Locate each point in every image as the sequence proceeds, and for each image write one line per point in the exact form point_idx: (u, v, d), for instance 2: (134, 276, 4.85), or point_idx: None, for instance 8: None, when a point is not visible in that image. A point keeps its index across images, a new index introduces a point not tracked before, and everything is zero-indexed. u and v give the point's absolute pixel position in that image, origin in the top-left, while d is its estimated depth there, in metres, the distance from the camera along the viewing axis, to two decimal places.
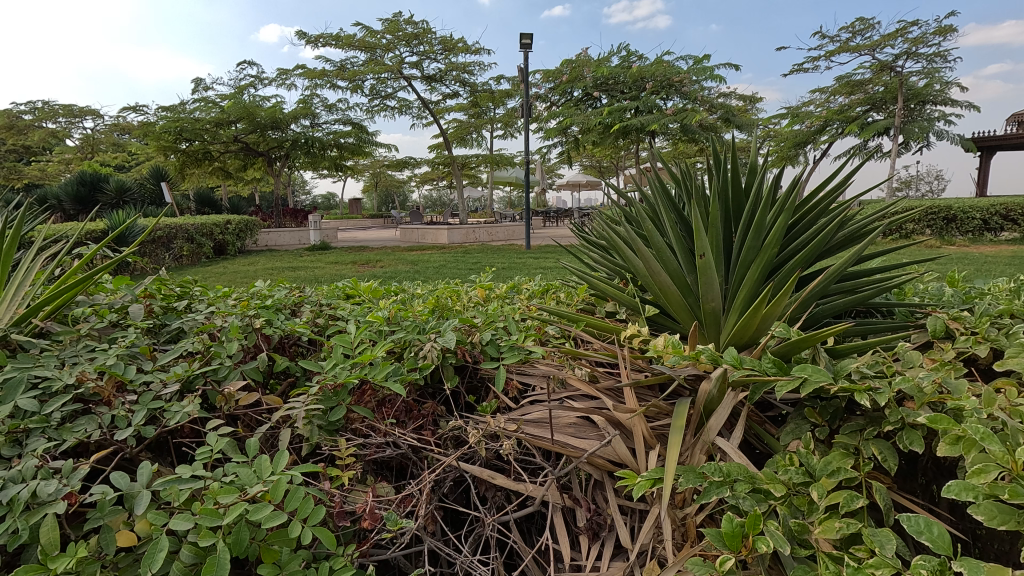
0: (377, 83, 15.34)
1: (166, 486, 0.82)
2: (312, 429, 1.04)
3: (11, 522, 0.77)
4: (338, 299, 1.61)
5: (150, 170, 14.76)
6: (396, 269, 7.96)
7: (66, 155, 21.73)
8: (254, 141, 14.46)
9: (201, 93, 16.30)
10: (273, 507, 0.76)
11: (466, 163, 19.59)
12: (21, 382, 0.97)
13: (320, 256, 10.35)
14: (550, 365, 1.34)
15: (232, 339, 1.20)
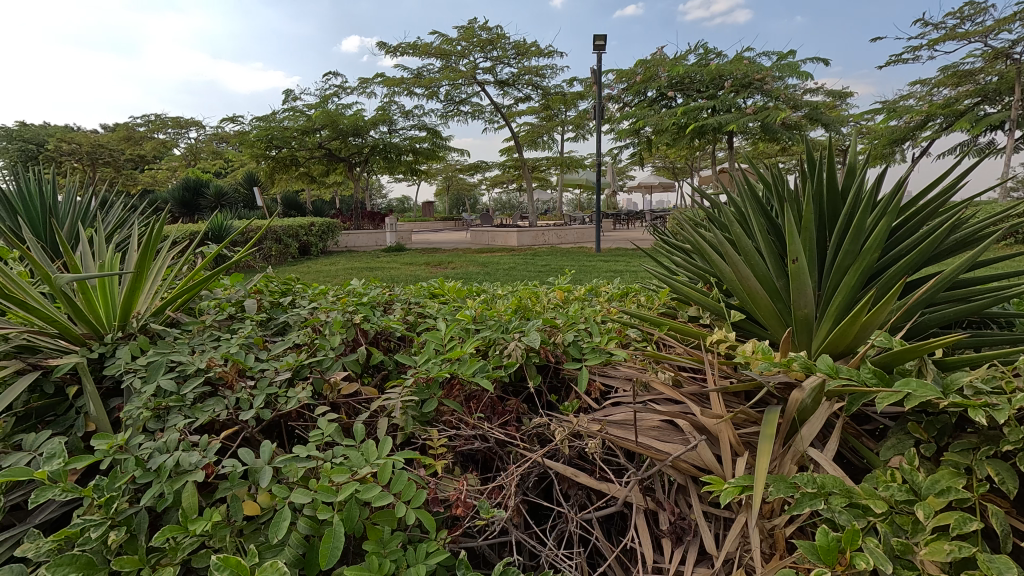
0: (452, 89, 15.75)
1: (285, 463, 0.91)
2: (407, 419, 1.10)
3: (159, 485, 0.89)
4: (426, 298, 1.69)
5: (245, 176, 15.97)
6: (469, 270, 8.18)
7: (173, 163, 23.92)
8: (336, 147, 15.27)
9: (291, 102, 17.44)
10: (380, 487, 0.82)
11: (536, 166, 19.70)
12: (162, 364, 1.11)
13: (396, 257, 10.81)
14: (632, 368, 1.34)
15: (335, 333, 1.30)
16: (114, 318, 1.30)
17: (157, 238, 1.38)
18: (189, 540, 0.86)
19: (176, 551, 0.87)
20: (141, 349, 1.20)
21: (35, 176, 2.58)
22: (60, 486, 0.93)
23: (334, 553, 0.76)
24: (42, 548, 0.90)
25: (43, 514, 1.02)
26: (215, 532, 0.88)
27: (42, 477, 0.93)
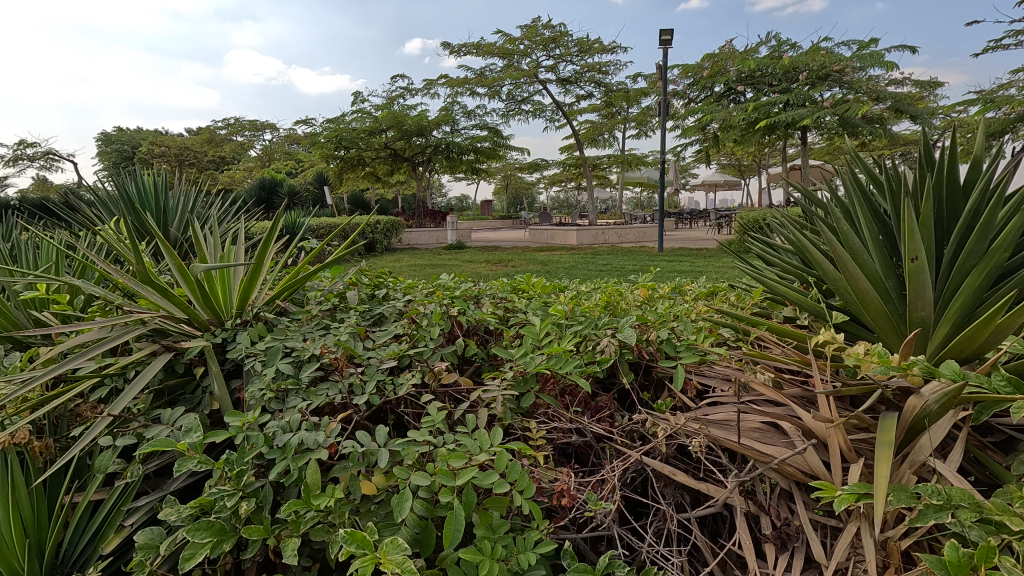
0: (514, 88, 15.82)
1: (402, 446, 0.96)
2: (506, 410, 1.13)
3: (286, 461, 0.96)
4: (512, 293, 1.73)
5: (316, 176, 16.72)
6: (531, 269, 8.22)
7: (250, 164, 25.35)
8: (401, 147, 15.70)
9: (359, 104, 18.10)
10: (497, 473, 0.86)
11: (597, 164, 19.47)
12: (280, 350, 1.19)
13: (457, 255, 11.03)
14: (729, 367, 1.32)
15: (433, 324, 1.35)
16: (233, 306, 1.40)
17: (273, 232, 1.48)
18: (313, 514, 0.92)
19: (299, 525, 0.93)
20: (258, 335, 1.28)
21: (154, 178, 2.85)
22: (196, 458, 1.01)
23: (456, 534, 0.80)
24: (183, 513, 0.98)
25: (177, 482, 1.12)
26: (335, 509, 0.93)
27: (183, 448, 1.02)
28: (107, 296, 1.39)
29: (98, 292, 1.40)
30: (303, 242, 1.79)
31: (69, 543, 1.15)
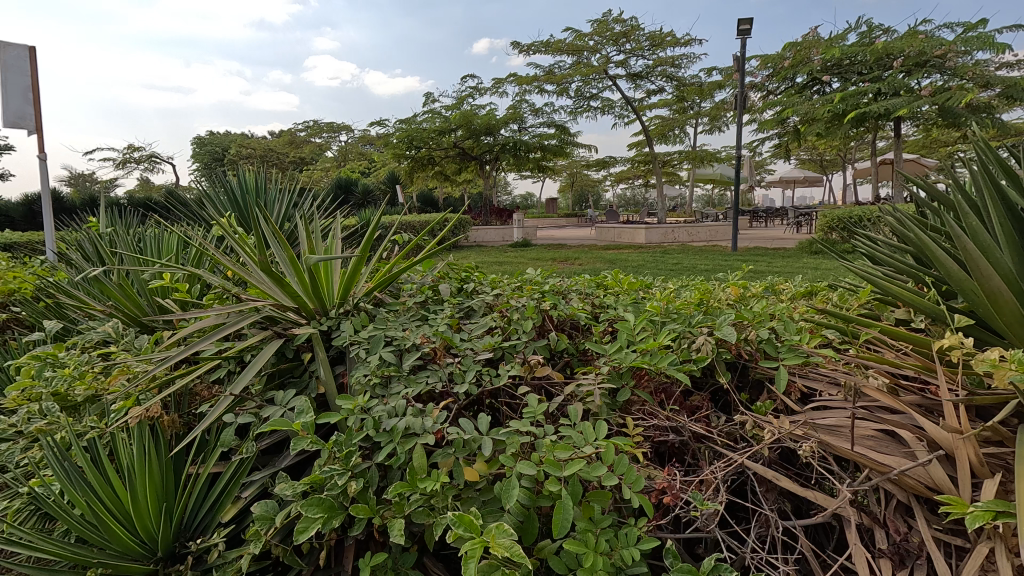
0: (583, 85, 15.66)
1: (505, 436, 1.00)
2: (603, 405, 1.12)
3: (395, 444, 1.00)
4: (597, 289, 1.74)
5: (388, 175, 17.29)
6: (598, 267, 8.12)
7: (327, 164, 26.57)
8: (469, 146, 15.94)
9: (429, 105, 18.54)
10: (604, 467, 0.90)
11: (667, 161, 18.94)
12: (381, 339, 1.24)
13: (523, 252, 11.09)
14: (835, 370, 1.25)
15: (526, 318, 1.37)
16: (335, 297, 1.47)
17: (374, 227, 1.55)
18: (418, 497, 0.94)
19: (404, 506, 0.96)
20: (360, 324, 1.34)
21: (255, 174, 3.05)
22: (308, 438, 1.06)
23: (565, 523, 0.84)
24: (296, 488, 1.01)
25: (288, 459, 1.19)
26: (440, 492, 0.95)
27: (297, 427, 1.07)
28: (224, 286, 1.50)
29: (215, 281, 1.52)
30: (397, 236, 1.87)
31: (190, 512, 1.23)
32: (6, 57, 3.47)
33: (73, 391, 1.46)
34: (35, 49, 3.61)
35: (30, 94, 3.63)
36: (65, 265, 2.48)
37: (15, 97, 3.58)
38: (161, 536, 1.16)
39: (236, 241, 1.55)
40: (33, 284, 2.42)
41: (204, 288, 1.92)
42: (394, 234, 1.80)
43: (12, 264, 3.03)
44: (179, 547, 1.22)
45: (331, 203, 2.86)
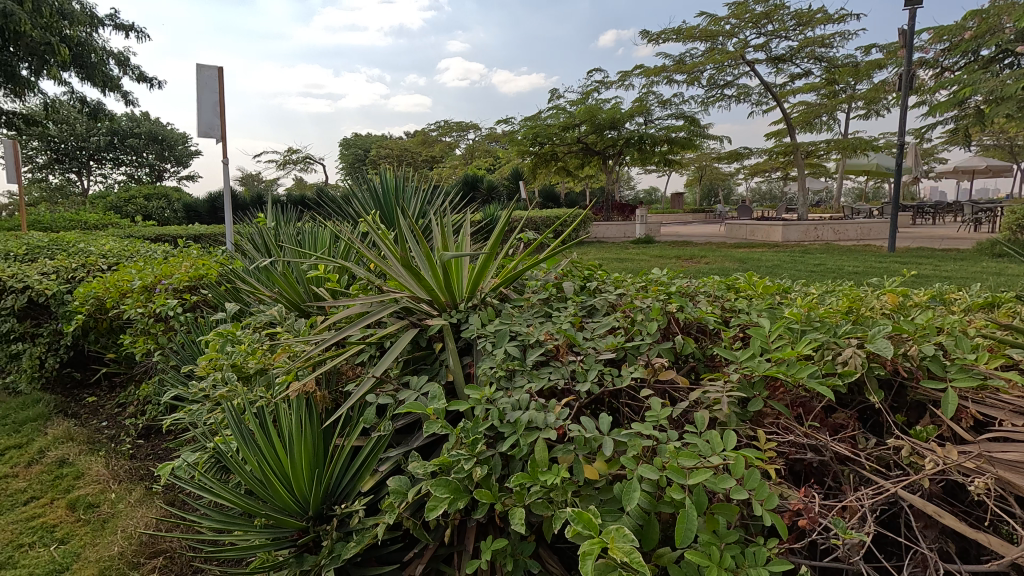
0: (716, 73, 14.73)
1: (627, 438, 1.01)
2: (731, 415, 1.07)
3: (518, 435, 1.04)
4: (728, 292, 1.65)
5: (512, 171, 17.71)
6: (728, 267, 7.62)
7: (455, 161, 27.85)
8: (593, 140, 15.77)
9: (554, 101, 18.63)
10: (732, 479, 0.87)
11: (812, 152, 17.20)
12: (507, 334, 1.29)
13: (646, 249, 10.76)
14: (1019, 398, 1.07)
15: (650, 320, 1.35)
16: (464, 291, 1.55)
17: (502, 224, 1.61)
18: (539, 488, 0.97)
19: (524, 495, 0.99)
20: (487, 318, 1.41)
21: (395, 173, 3.29)
22: (439, 422, 1.14)
23: (688, 533, 0.82)
24: (427, 468, 1.09)
25: (420, 440, 1.29)
26: (559, 486, 0.98)
27: (430, 411, 1.16)
28: (368, 277, 1.65)
29: (361, 273, 1.67)
30: (524, 234, 1.90)
31: (336, 479, 1.38)
32: (201, 78, 4.10)
33: (248, 363, 1.71)
34: (222, 70, 4.22)
35: (218, 108, 4.24)
36: (240, 256, 2.88)
37: (208, 112, 4.22)
38: (313, 496, 1.32)
39: (379, 237, 1.69)
40: (217, 271, 2.84)
41: (351, 278, 2.13)
42: (521, 231, 1.84)
43: (202, 253, 3.59)
44: (326, 509, 1.37)
45: (460, 200, 2.99)
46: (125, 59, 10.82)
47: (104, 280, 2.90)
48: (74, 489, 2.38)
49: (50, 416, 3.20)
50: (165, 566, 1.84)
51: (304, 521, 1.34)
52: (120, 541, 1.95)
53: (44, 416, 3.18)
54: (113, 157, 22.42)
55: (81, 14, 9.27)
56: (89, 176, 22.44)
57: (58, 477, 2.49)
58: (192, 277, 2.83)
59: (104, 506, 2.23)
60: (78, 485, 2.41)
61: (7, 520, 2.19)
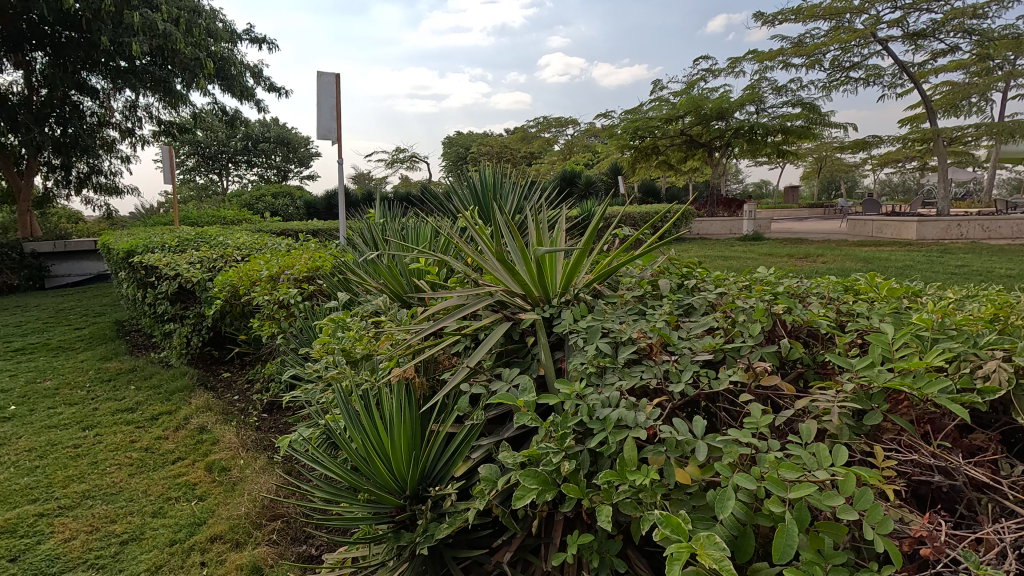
0: (841, 54, 13.43)
1: (722, 444, 0.97)
2: (843, 427, 0.98)
3: (607, 433, 1.04)
4: (845, 294, 1.51)
5: (611, 167, 17.40)
6: (850, 266, 6.94)
7: (553, 157, 27.88)
8: (698, 132, 15.05)
9: (657, 93, 18.01)
10: (840, 496, 0.81)
11: (957, 138, 15.17)
12: (599, 330, 1.28)
13: (754, 247, 10.10)
14: None
15: (753, 321, 1.27)
16: (558, 286, 1.56)
17: (598, 218, 1.59)
18: (627, 487, 0.96)
19: (612, 492, 0.98)
20: (581, 314, 1.40)
21: (494, 169, 3.35)
22: (529, 414, 1.16)
23: (787, 549, 0.77)
24: (517, 458, 1.11)
25: (511, 431, 1.32)
26: (648, 487, 0.95)
27: (520, 403, 1.18)
28: (465, 271, 1.70)
29: (459, 267, 1.73)
30: (619, 230, 1.86)
31: (431, 462, 1.44)
32: (322, 85, 4.45)
33: (355, 349, 1.84)
34: (339, 76, 4.56)
35: (335, 112, 4.58)
36: (351, 249, 3.09)
37: (326, 115, 4.57)
38: (409, 476, 1.39)
39: (476, 232, 1.74)
40: (331, 262, 3.08)
41: (449, 271, 2.21)
42: (617, 226, 1.81)
43: (319, 247, 3.91)
44: (421, 490, 1.44)
45: (557, 196, 3.00)
46: (259, 70, 11.95)
47: (238, 270, 3.26)
48: (211, 453, 2.71)
49: (193, 388, 3.66)
50: (282, 529, 2.05)
51: (402, 500, 1.42)
52: (246, 503, 2.20)
53: (188, 388, 3.66)
54: (247, 159, 24.96)
55: (224, 32, 10.36)
56: (228, 177, 25.19)
57: (199, 442, 2.85)
58: (310, 268, 3.10)
59: (235, 470, 2.52)
60: (214, 450, 2.74)
61: (159, 475, 2.54)
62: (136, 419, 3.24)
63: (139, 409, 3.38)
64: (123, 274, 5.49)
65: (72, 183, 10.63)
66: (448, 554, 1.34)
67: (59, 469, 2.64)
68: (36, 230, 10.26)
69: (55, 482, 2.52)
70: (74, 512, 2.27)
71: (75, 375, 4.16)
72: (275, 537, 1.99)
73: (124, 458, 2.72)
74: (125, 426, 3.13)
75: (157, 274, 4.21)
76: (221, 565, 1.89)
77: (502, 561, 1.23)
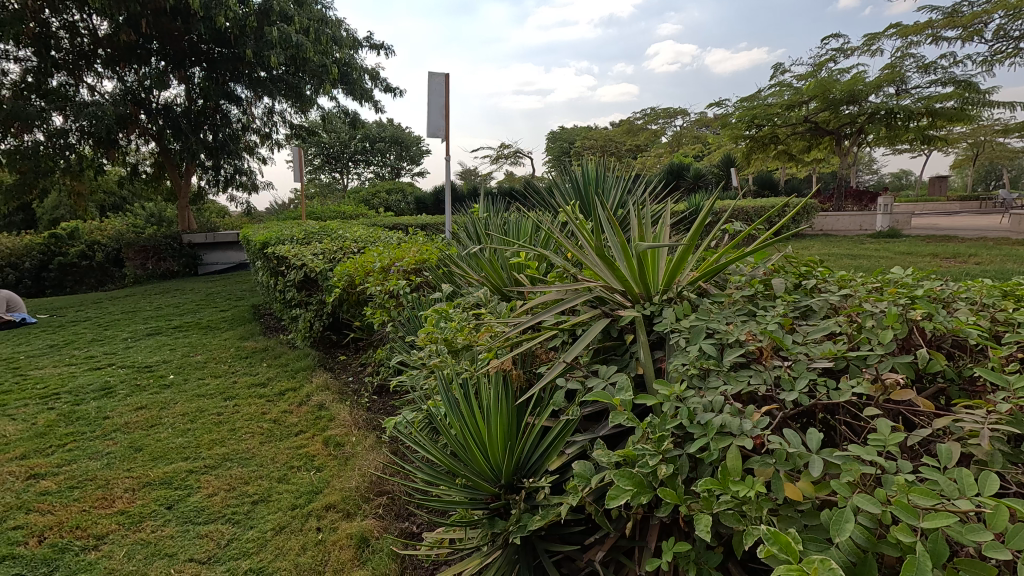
0: (1008, 22, 11.58)
1: (841, 461, 0.89)
2: (996, 455, 0.85)
3: (708, 439, 0.99)
4: (1003, 300, 1.31)
5: (723, 159, 16.45)
6: (1010, 268, 6.00)
7: (660, 149, 26.93)
8: (824, 119, 13.76)
9: (777, 77, 16.70)
10: (985, 530, 0.70)
11: None
12: (703, 330, 1.22)
13: (890, 245, 9.04)
14: None
15: (884, 328, 1.14)
16: (660, 283, 1.50)
17: (705, 213, 1.50)
18: (729, 499, 0.90)
19: (712, 503, 0.93)
20: (683, 312, 1.34)
21: (596, 163, 3.30)
22: (625, 414, 1.13)
23: None
24: (611, 458, 1.09)
25: (606, 429, 1.29)
26: (753, 500, 0.89)
27: (617, 402, 1.15)
28: (565, 265, 1.69)
29: (558, 262, 1.72)
30: (729, 225, 1.75)
31: (526, 453, 1.46)
32: (432, 85, 4.65)
33: (457, 339, 1.90)
34: (448, 76, 4.73)
35: (444, 111, 4.76)
36: (456, 243, 3.20)
37: (436, 115, 4.76)
38: (505, 465, 1.42)
39: (577, 227, 1.72)
40: (437, 255, 3.22)
41: (548, 266, 2.22)
42: (726, 221, 1.71)
43: (426, 240, 4.10)
44: (516, 480, 1.46)
45: (662, 190, 2.88)
46: (377, 73, 12.72)
47: (354, 262, 3.51)
48: (327, 429, 2.96)
49: (314, 367, 4.03)
50: (387, 504, 2.19)
51: (497, 487, 1.45)
52: (357, 477, 2.37)
53: (310, 368, 4.03)
54: (365, 158, 26.77)
55: (347, 39, 11.15)
56: (348, 175, 27.20)
57: (317, 418, 3.12)
58: (417, 260, 3.26)
59: (347, 446, 2.72)
60: (330, 426, 2.99)
61: (284, 445, 2.81)
62: (267, 393, 3.62)
63: (270, 384, 3.78)
64: (259, 263, 6.14)
65: (220, 182, 12.00)
66: (541, 546, 1.35)
67: (206, 433, 3.01)
68: (192, 223, 11.74)
69: (202, 444, 2.88)
70: (217, 471, 2.59)
71: (220, 351, 4.73)
72: (381, 512, 2.13)
73: (258, 428, 3.05)
74: (258, 399, 3.51)
75: (287, 264, 4.66)
76: (334, 532, 2.05)
77: (594, 560, 1.22)
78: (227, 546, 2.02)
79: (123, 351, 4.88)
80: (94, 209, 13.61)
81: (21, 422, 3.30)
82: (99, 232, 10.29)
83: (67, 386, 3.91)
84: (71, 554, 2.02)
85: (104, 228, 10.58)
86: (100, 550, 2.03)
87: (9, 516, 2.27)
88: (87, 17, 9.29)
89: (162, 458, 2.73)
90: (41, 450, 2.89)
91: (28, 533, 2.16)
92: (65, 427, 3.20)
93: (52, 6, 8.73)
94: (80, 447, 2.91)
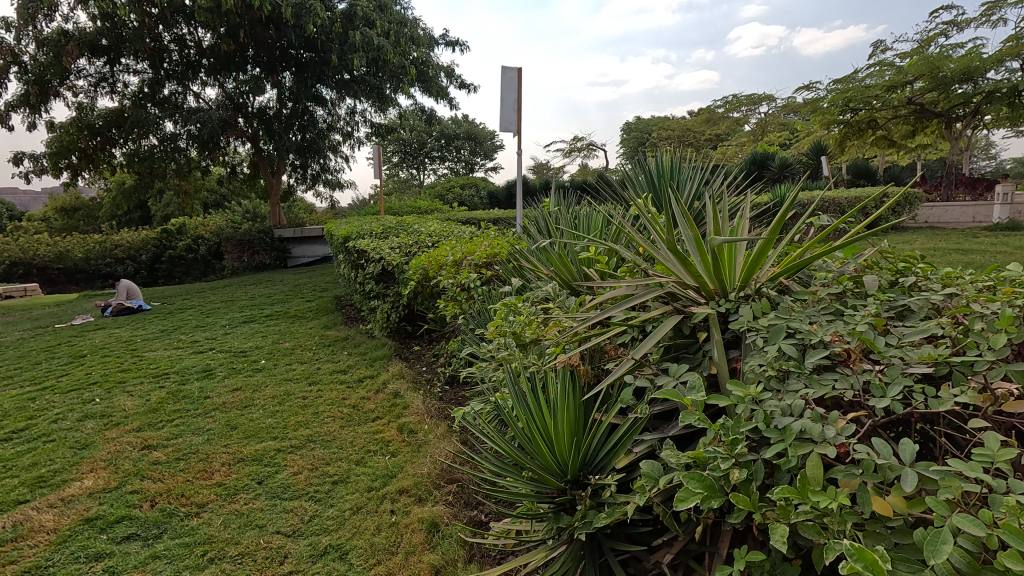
0: None
1: (939, 477, 0.81)
2: None
3: (786, 445, 0.93)
4: None
5: (813, 146, 15.39)
6: None
7: (743, 138, 25.57)
8: (932, 100, 12.50)
9: (878, 56, 15.34)
10: None
11: None
12: (783, 330, 1.15)
13: (1010, 239, 8.08)
14: None
15: (996, 331, 1.02)
16: (736, 280, 1.43)
17: (788, 205, 1.40)
18: (808, 509, 0.85)
19: (789, 512, 0.87)
20: (761, 311, 1.26)
21: (672, 154, 3.19)
22: (697, 414, 1.09)
23: None
24: (680, 458, 1.05)
25: (676, 430, 1.24)
26: (836, 513, 0.83)
27: (687, 402, 1.11)
28: (635, 260, 1.64)
29: (628, 256, 1.68)
30: (815, 218, 1.63)
31: (593, 450, 1.44)
32: (505, 80, 4.68)
33: (525, 333, 1.92)
34: (521, 70, 4.73)
35: (516, 106, 4.77)
36: (527, 237, 3.20)
37: (508, 110, 4.78)
38: (571, 460, 1.41)
39: (648, 220, 1.66)
40: (507, 249, 3.25)
41: (619, 261, 2.17)
42: (813, 214, 1.59)
43: (497, 234, 4.14)
44: (582, 477, 1.44)
45: (743, 181, 2.74)
46: (452, 70, 12.98)
47: (428, 257, 3.61)
48: (402, 416, 3.07)
49: (390, 357, 4.20)
50: (457, 492, 2.26)
51: (563, 483, 1.45)
52: (429, 464, 2.46)
53: (386, 357, 4.20)
54: (440, 155, 27.41)
55: (425, 38, 11.44)
56: (424, 171, 28.02)
57: (393, 405, 3.26)
58: (488, 255, 3.30)
59: (420, 433, 2.82)
60: (405, 414, 3.11)
61: (362, 430, 2.96)
62: (347, 379, 3.83)
63: (349, 372, 3.98)
64: (341, 256, 6.47)
65: (307, 180, 12.74)
66: (607, 545, 1.33)
67: (292, 415, 3.23)
68: (282, 219, 12.57)
69: (289, 425, 3.09)
70: (301, 451, 2.77)
71: (305, 339, 5.03)
72: (452, 498, 2.21)
73: (338, 412, 3.23)
74: (339, 385, 3.71)
75: (366, 257, 4.88)
76: (407, 515, 2.13)
77: (662, 562, 1.19)
78: (310, 522, 2.16)
79: (222, 337, 5.32)
80: (199, 206, 14.86)
81: (138, 398, 3.69)
82: (202, 227, 11.26)
83: (175, 367, 4.33)
84: (177, 518, 2.23)
85: (207, 223, 11.56)
86: (201, 517, 2.23)
87: (126, 481, 2.55)
88: (193, 30, 10.12)
89: (254, 437, 2.95)
90: (152, 424, 3.21)
91: (142, 497, 2.41)
92: (171, 404, 3.54)
93: (164, 21, 9.55)
94: (185, 423, 3.21)
